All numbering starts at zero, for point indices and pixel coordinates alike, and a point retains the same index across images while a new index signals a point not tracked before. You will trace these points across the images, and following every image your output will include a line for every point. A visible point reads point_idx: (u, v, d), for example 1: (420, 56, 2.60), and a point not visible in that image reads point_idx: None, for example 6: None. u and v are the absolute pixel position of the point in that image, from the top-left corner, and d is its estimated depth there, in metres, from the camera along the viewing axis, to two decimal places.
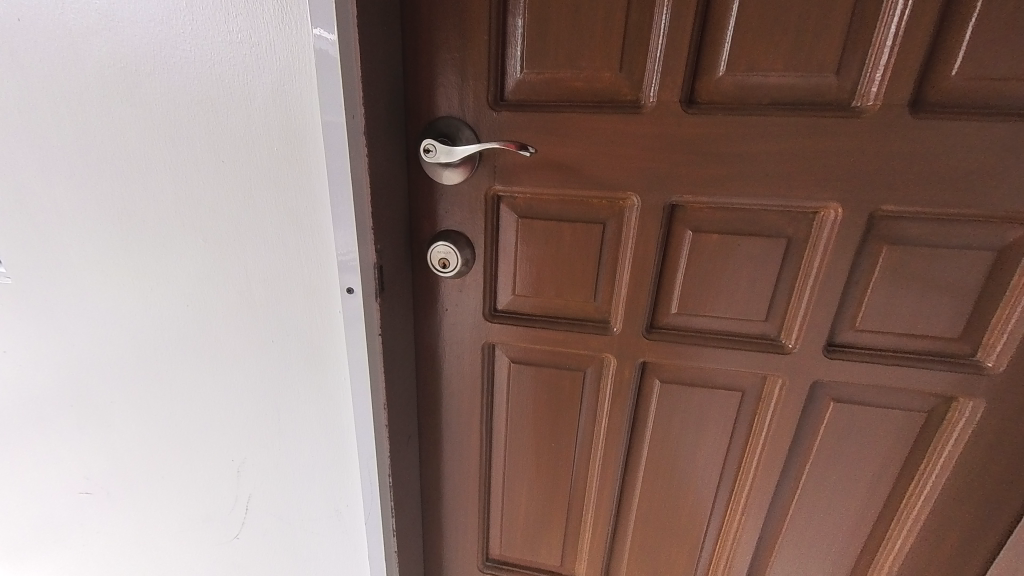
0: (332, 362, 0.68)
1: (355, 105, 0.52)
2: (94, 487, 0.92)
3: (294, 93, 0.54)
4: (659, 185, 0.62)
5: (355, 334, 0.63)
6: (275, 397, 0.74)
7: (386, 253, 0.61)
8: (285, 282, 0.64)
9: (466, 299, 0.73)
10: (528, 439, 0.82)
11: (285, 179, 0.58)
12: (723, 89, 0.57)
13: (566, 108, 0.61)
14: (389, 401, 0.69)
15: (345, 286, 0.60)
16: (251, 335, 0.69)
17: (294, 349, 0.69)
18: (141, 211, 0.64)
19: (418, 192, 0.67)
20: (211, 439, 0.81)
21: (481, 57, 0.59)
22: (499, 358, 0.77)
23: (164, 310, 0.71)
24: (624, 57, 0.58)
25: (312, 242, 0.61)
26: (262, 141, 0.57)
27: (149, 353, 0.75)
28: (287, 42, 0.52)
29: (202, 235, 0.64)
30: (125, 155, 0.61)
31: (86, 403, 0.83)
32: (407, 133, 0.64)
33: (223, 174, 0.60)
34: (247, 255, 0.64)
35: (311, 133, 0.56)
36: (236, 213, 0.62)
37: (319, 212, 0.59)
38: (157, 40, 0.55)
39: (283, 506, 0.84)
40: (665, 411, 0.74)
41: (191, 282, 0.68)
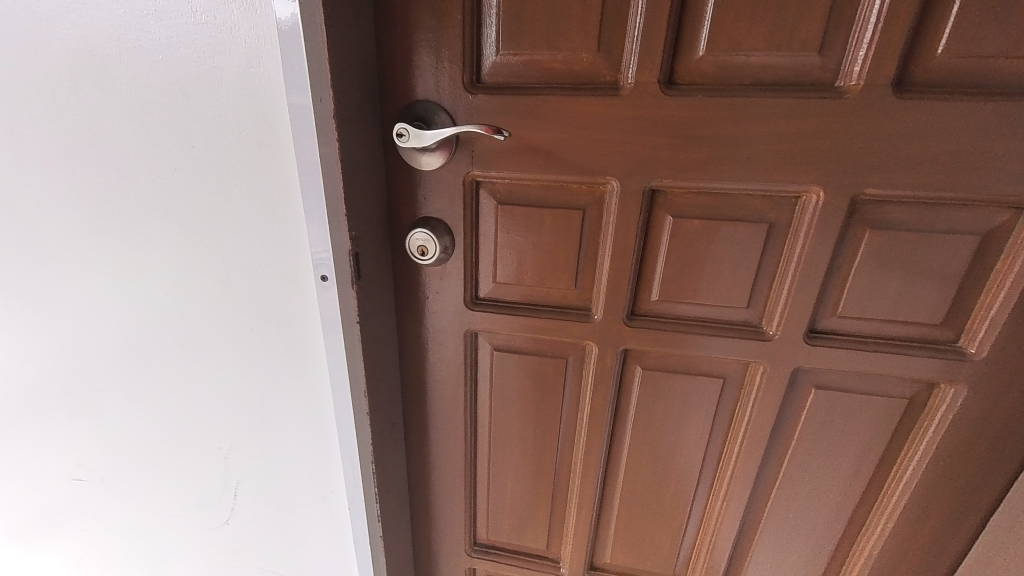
0: (312, 349, 0.69)
1: (323, 88, 0.51)
2: (88, 474, 0.94)
3: (262, 76, 0.53)
4: (639, 169, 0.60)
5: (332, 322, 0.63)
6: (258, 384, 0.74)
7: (362, 241, 0.61)
8: (263, 269, 0.64)
9: (446, 287, 0.72)
10: (512, 426, 0.82)
11: (256, 165, 0.58)
12: (704, 69, 0.55)
13: (544, 91, 0.59)
14: (370, 388, 0.69)
15: (320, 274, 0.59)
16: (233, 324, 0.69)
17: (274, 336, 0.69)
18: (118, 198, 0.64)
19: (396, 179, 0.66)
20: (198, 426, 0.82)
21: (456, 37, 0.58)
22: (482, 347, 0.77)
23: (146, 298, 0.70)
24: (602, 36, 0.56)
25: (287, 228, 0.60)
26: (233, 126, 0.56)
27: (134, 341, 0.75)
28: (253, 22, 0.51)
29: (179, 223, 0.64)
30: (98, 141, 0.60)
31: (76, 392, 0.83)
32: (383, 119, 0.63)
33: (196, 160, 0.59)
34: (223, 243, 0.63)
35: (281, 117, 0.55)
36: (211, 201, 0.61)
37: (292, 199, 0.59)
38: (121, 22, 0.54)
39: (271, 492, 0.85)
40: (647, 397, 0.74)
41: (171, 271, 0.67)
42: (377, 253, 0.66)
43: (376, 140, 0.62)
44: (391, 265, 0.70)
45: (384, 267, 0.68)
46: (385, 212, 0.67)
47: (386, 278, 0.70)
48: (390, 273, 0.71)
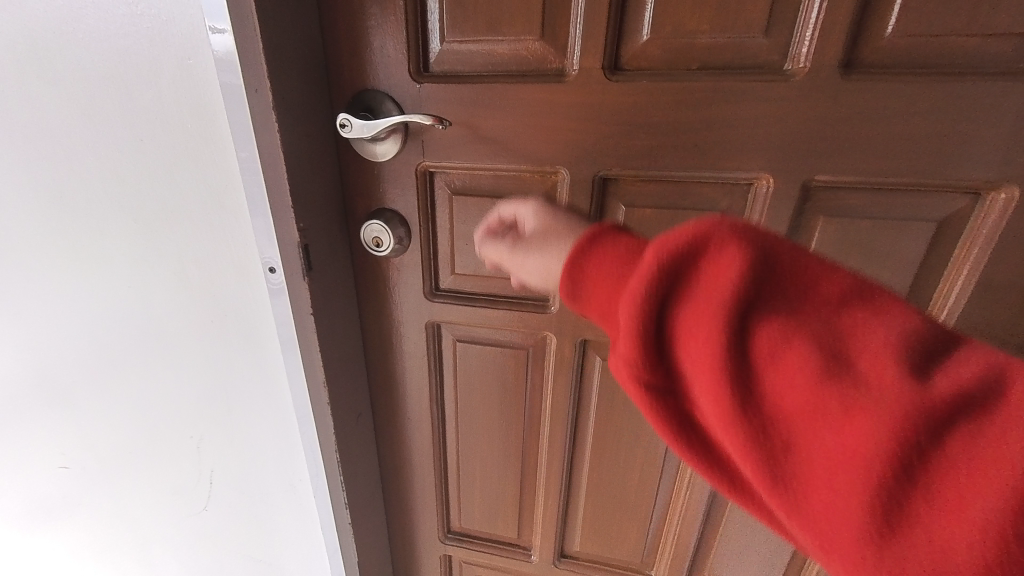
0: (269, 341, 0.69)
1: (260, 79, 0.51)
2: (72, 462, 0.96)
3: (200, 67, 0.53)
4: (589, 157, 0.60)
5: (286, 313, 0.64)
6: (222, 376, 0.75)
7: (312, 233, 0.61)
8: (216, 262, 0.64)
9: (405, 278, 0.72)
10: (478, 416, 0.82)
11: (201, 158, 0.58)
12: (649, 53, 0.54)
13: (490, 79, 0.58)
14: (329, 380, 0.70)
15: (267, 265, 0.61)
16: (192, 316, 0.70)
17: (232, 328, 0.69)
18: (73, 192, 0.64)
19: (349, 170, 0.65)
20: (169, 416, 0.83)
21: (399, 25, 0.57)
22: (445, 338, 0.77)
23: (108, 291, 0.71)
24: (545, 21, 0.55)
25: (235, 221, 0.61)
26: (175, 118, 0.56)
27: (101, 333, 0.76)
28: (186, 13, 0.51)
29: (133, 216, 0.64)
30: (48, 136, 0.61)
31: (52, 383, 0.85)
32: (331, 110, 0.62)
33: (143, 155, 0.59)
34: (176, 236, 0.64)
35: (221, 110, 0.55)
36: (161, 195, 0.61)
37: (238, 192, 0.59)
38: (60, 16, 0.54)
39: (243, 480, 0.87)
40: (608, 388, 0.74)
41: (130, 266, 0.68)
42: (332, 244, 0.66)
43: (325, 131, 0.62)
44: (348, 257, 0.70)
45: (340, 259, 0.68)
46: (339, 204, 0.67)
47: (344, 270, 0.70)
48: (349, 265, 0.71)
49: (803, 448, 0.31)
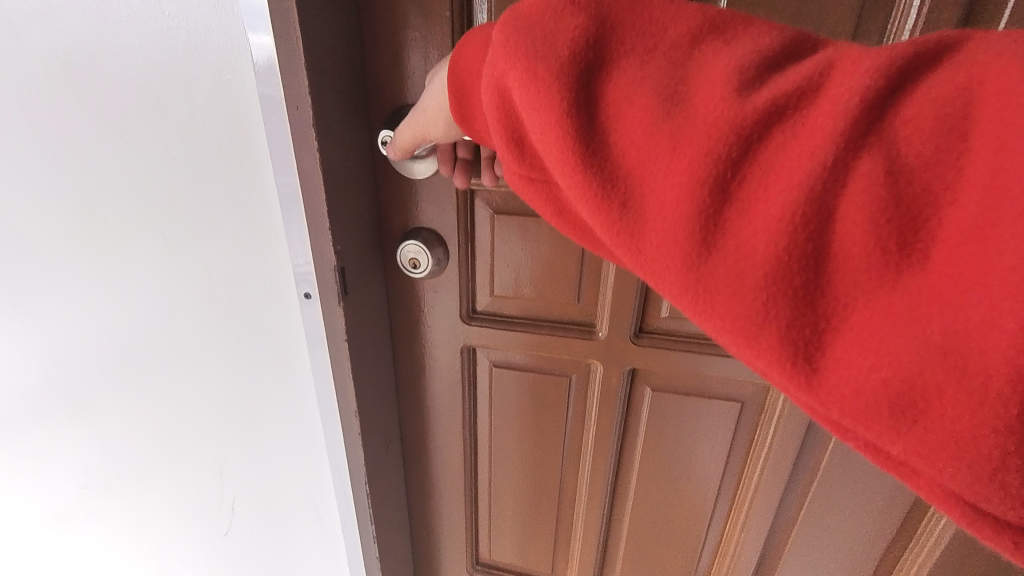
0: (299, 365, 0.66)
1: (300, 92, 0.48)
2: (92, 481, 0.93)
3: (237, 81, 0.50)
4: None
5: (319, 340, 0.60)
6: (248, 399, 0.72)
7: (348, 254, 0.57)
8: (246, 283, 0.61)
9: (440, 300, 0.68)
10: (513, 446, 0.77)
11: (235, 176, 0.55)
12: None
13: None
14: (361, 408, 0.67)
15: (303, 291, 0.57)
16: (220, 338, 0.67)
17: (260, 351, 0.66)
18: (103, 209, 0.62)
19: (386, 188, 0.62)
20: (192, 438, 0.80)
21: (445, 37, 0.54)
22: (481, 363, 0.72)
23: (135, 310, 0.69)
24: None
25: (268, 241, 0.58)
26: (209, 134, 0.53)
27: (126, 352, 0.74)
28: (225, 25, 0.48)
29: (162, 235, 0.61)
30: (80, 152, 0.58)
31: (75, 400, 0.83)
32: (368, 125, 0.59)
33: (174, 170, 0.57)
34: (206, 255, 0.61)
35: (258, 126, 0.52)
36: (191, 212, 0.58)
37: (273, 211, 0.56)
38: (94, 27, 0.51)
39: (266, 506, 0.83)
40: (656, 420, 0.69)
41: (158, 285, 0.65)
42: (366, 265, 0.62)
43: (362, 147, 0.58)
44: (381, 277, 0.67)
45: (374, 280, 0.64)
46: (373, 223, 0.63)
47: (377, 291, 0.66)
48: (382, 286, 0.67)
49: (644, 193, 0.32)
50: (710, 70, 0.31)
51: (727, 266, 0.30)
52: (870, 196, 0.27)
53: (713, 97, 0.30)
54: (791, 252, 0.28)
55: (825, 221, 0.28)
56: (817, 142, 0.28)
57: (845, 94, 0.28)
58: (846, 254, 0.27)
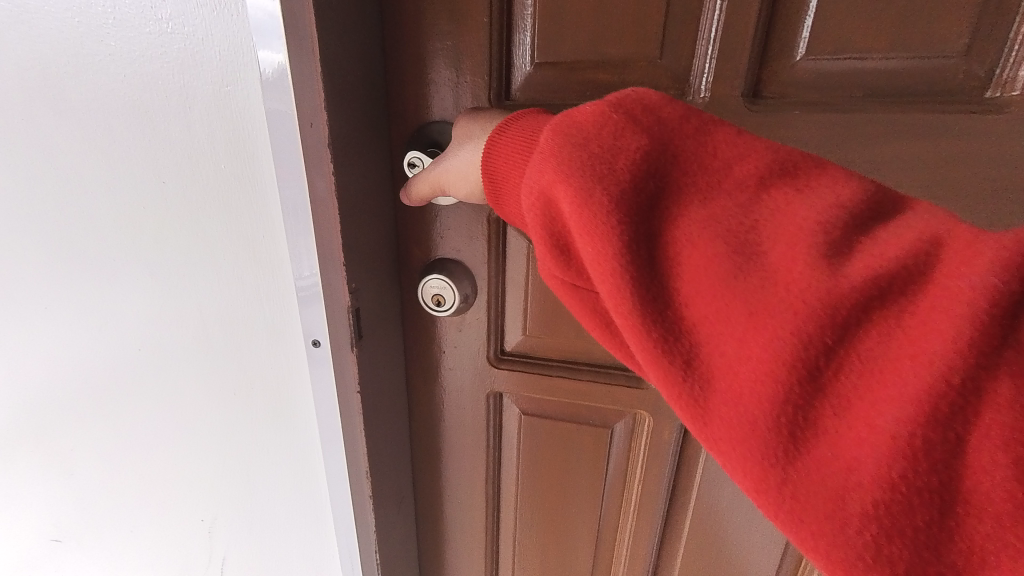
0: (303, 416, 0.58)
1: (315, 110, 0.41)
2: (64, 535, 0.83)
3: (240, 96, 0.43)
4: None
5: (328, 391, 0.52)
6: (243, 453, 0.63)
7: (364, 292, 0.50)
8: (245, 324, 0.53)
9: (465, 342, 0.60)
10: (543, 504, 0.68)
11: (235, 204, 0.47)
12: (799, 78, 0.42)
13: None
14: (373, 468, 0.58)
15: (311, 338, 0.49)
16: (213, 384, 0.59)
17: (259, 400, 0.58)
18: (82, 239, 0.54)
19: (406, 216, 0.55)
20: (178, 492, 0.71)
21: (478, 46, 0.47)
22: (509, 411, 0.64)
23: (117, 352, 0.60)
24: (666, 40, 0.44)
25: (271, 278, 0.50)
26: (206, 157, 0.46)
27: (108, 397, 0.65)
28: (227, 31, 0.41)
29: (149, 269, 0.54)
30: (58, 175, 0.51)
31: (49, 448, 0.73)
32: (389, 145, 0.51)
33: (166, 197, 0.49)
34: (200, 292, 0.53)
35: (263, 147, 0.44)
36: (184, 245, 0.51)
37: (278, 244, 0.48)
38: (77, 35, 0.44)
39: (260, 569, 0.73)
40: (711, 479, 0.60)
41: (144, 325, 0.57)
42: (383, 303, 0.54)
43: (381, 170, 0.51)
44: (399, 314, 0.59)
45: (390, 319, 0.56)
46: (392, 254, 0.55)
47: (395, 332, 0.58)
48: (399, 325, 0.59)
49: (710, 354, 0.28)
50: (785, 221, 0.28)
51: (815, 456, 0.25)
52: (996, 418, 0.22)
53: (794, 257, 0.26)
54: (907, 477, 0.23)
55: (950, 450, 0.23)
56: (932, 345, 0.23)
57: (963, 292, 0.23)
58: (979, 497, 0.22)
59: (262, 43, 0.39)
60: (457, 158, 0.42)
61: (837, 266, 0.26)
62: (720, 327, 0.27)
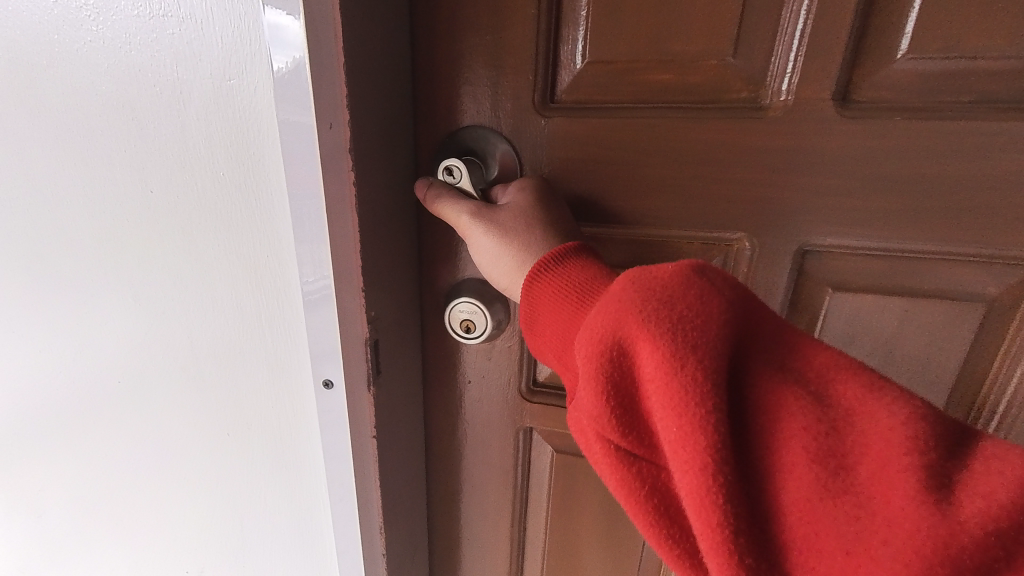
0: (308, 460, 0.50)
1: (336, 108, 0.34)
2: None
3: (245, 93, 0.36)
4: (784, 223, 0.42)
5: (339, 436, 0.45)
6: (236, 499, 0.55)
7: (383, 320, 0.43)
8: (243, 356, 0.46)
9: (493, 373, 0.53)
10: (573, 555, 0.60)
11: (236, 219, 0.41)
12: (898, 80, 0.36)
13: (648, 113, 0.41)
14: (388, 521, 0.50)
15: (323, 378, 0.43)
16: (205, 422, 0.51)
17: (258, 441, 0.51)
18: (56, 255, 0.47)
19: (428, 232, 0.48)
20: (160, 541, 0.63)
21: (521, 40, 0.41)
22: (539, 450, 0.57)
23: (95, 383, 0.53)
24: (740, 36, 0.38)
25: (275, 304, 0.43)
26: (203, 164, 0.39)
27: (83, 434, 0.57)
28: (231, 15, 0.34)
29: (133, 290, 0.46)
30: (30, 181, 0.44)
31: (14, 489, 0.65)
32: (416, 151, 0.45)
33: (155, 208, 0.42)
34: (192, 319, 0.46)
35: (271, 153, 0.38)
36: (175, 264, 0.44)
37: (284, 265, 0.41)
38: (53, 17, 0.38)
39: None
40: None
41: (126, 354, 0.50)
42: (403, 329, 0.47)
43: (405, 180, 0.44)
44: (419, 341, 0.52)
45: (410, 347, 0.49)
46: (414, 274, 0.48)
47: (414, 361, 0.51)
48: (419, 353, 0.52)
49: (800, 557, 0.27)
50: (870, 427, 0.27)
51: None
52: None
53: (894, 478, 0.26)
54: None
55: None
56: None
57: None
58: None
59: (276, 47, 0.34)
60: (487, 236, 0.40)
61: (944, 502, 0.25)
62: (818, 536, 0.26)
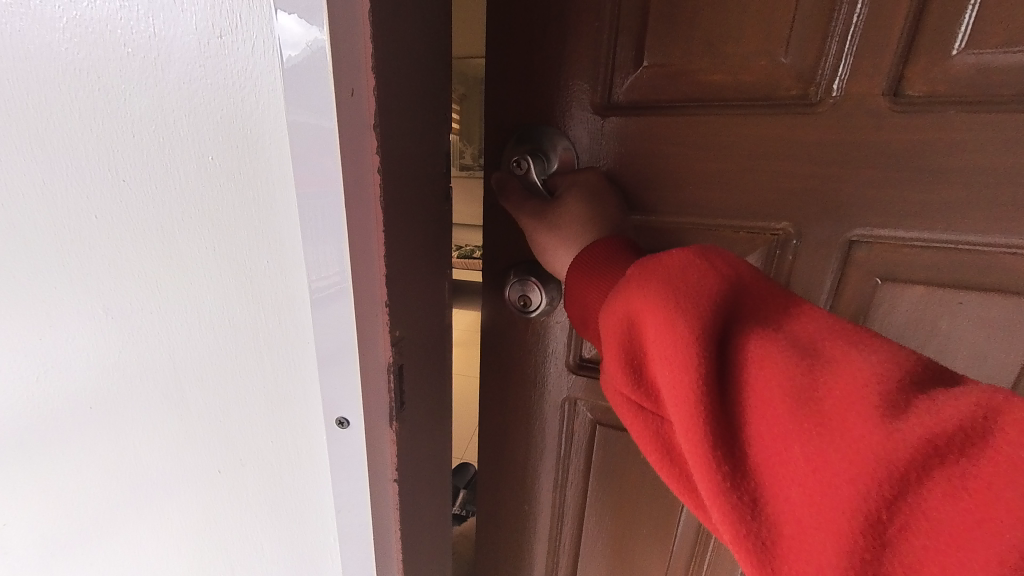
0: (312, 515, 0.41)
1: (357, 69, 0.26)
2: None
3: (234, 51, 0.28)
4: (833, 214, 0.39)
5: (354, 487, 0.36)
6: (229, 554, 0.46)
7: (406, 340, 0.35)
8: (237, 382, 0.38)
9: (537, 341, 0.47)
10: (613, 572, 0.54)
11: (228, 215, 0.32)
12: (953, 75, 0.34)
13: (702, 115, 0.39)
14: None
15: (338, 417, 0.34)
16: (191, 461, 0.43)
17: (255, 486, 0.41)
18: (18, 262, 0.39)
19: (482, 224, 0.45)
20: None
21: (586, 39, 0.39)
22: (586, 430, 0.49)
23: (61, 417, 0.44)
24: (792, 31, 0.36)
25: (274, 322, 0.34)
26: (188, 146, 0.31)
27: (44, 479, 0.47)
28: None
29: (105, 304, 0.38)
30: None
31: None
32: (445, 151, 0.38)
33: (126, 200, 0.34)
34: (176, 337, 0.38)
35: (269, 128, 0.29)
36: (153, 271, 0.35)
37: (286, 272, 0.33)
38: None
39: None
40: None
41: (92, 379, 0.41)
42: (426, 356, 0.39)
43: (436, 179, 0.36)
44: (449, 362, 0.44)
45: (437, 371, 0.41)
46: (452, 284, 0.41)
47: (443, 386, 0.43)
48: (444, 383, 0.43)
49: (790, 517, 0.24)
50: (845, 369, 0.24)
51: None
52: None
53: (859, 411, 0.23)
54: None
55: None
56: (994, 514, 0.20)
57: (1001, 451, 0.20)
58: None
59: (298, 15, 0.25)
60: (548, 235, 0.38)
61: (891, 419, 0.22)
62: (787, 474, 0.24)
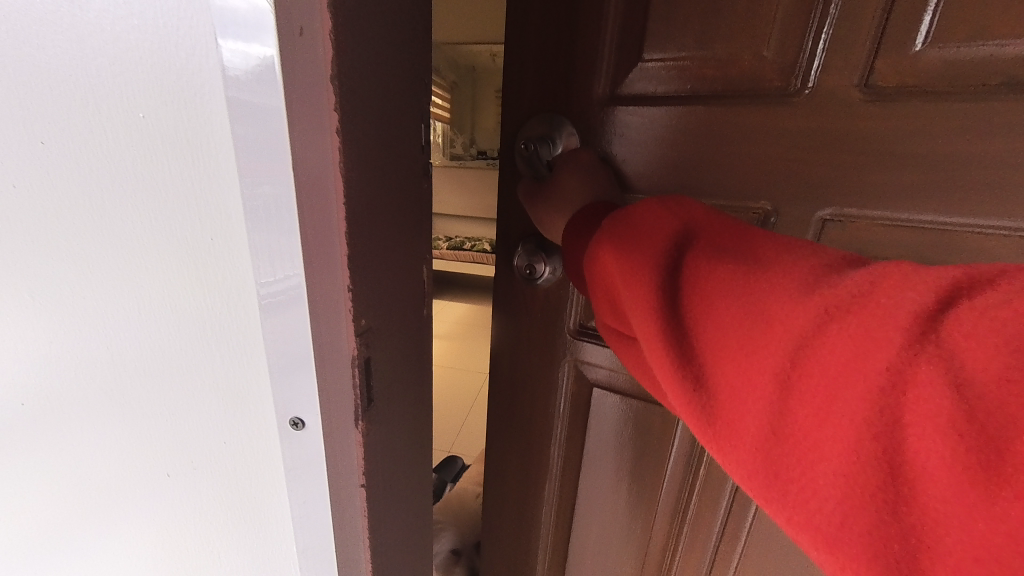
0: (260, 503, 0.40)
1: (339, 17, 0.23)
2: None
3: (155, 24, 0.28)
4: (807, 194, 0.41)
5: (306, 484, 0.35)
6: (184, 546, 0.45)
7: (377, 337, 0.29)
8: (180, 368, 0.37)
9: (547, 312, 0.46)
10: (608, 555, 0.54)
11: (163, 194, 0.32)
12: (919, 68, 0.36)
13: (692, 104, 0.40)
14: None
15: (292, 417, 0.33)
16: (130, 451, 0.42)
17: (203, 475, 0.41)
18: None
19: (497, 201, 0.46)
20: None
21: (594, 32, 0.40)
22: (597, 405, 0.47)
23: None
24: (774, 25, 0.37)
25: (213, 300, 0.34)
26: (116, 123, 0.31)
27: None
28: None
29: (35, 292, 0.37)
30: None
31: None
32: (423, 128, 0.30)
33: (49, 179, 0.33)
34: (113, 322, 0.37)
35: (196, 104, 0.29)
36: (90, 250, 0.35)
37: (221, 249, 0.32)
38: None
39: None
40: None
41: (31, 364, 0.40)
42: (396, 368, 0.32)
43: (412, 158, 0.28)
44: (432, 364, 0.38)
45: (416, 377, 0.35)
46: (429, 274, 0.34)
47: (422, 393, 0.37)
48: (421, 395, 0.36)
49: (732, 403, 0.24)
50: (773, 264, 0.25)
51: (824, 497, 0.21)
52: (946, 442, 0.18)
53: (771, 292, 0.24)
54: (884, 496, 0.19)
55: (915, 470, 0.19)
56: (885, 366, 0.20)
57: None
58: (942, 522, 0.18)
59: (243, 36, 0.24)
60: (550, 207, 0.39)
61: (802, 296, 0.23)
62: (718, 360, 0.25)
